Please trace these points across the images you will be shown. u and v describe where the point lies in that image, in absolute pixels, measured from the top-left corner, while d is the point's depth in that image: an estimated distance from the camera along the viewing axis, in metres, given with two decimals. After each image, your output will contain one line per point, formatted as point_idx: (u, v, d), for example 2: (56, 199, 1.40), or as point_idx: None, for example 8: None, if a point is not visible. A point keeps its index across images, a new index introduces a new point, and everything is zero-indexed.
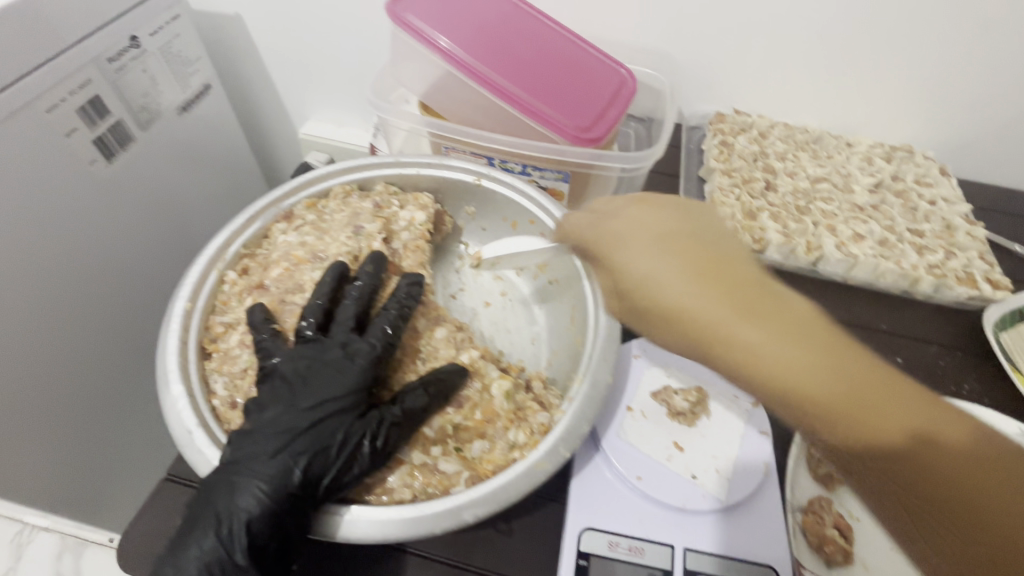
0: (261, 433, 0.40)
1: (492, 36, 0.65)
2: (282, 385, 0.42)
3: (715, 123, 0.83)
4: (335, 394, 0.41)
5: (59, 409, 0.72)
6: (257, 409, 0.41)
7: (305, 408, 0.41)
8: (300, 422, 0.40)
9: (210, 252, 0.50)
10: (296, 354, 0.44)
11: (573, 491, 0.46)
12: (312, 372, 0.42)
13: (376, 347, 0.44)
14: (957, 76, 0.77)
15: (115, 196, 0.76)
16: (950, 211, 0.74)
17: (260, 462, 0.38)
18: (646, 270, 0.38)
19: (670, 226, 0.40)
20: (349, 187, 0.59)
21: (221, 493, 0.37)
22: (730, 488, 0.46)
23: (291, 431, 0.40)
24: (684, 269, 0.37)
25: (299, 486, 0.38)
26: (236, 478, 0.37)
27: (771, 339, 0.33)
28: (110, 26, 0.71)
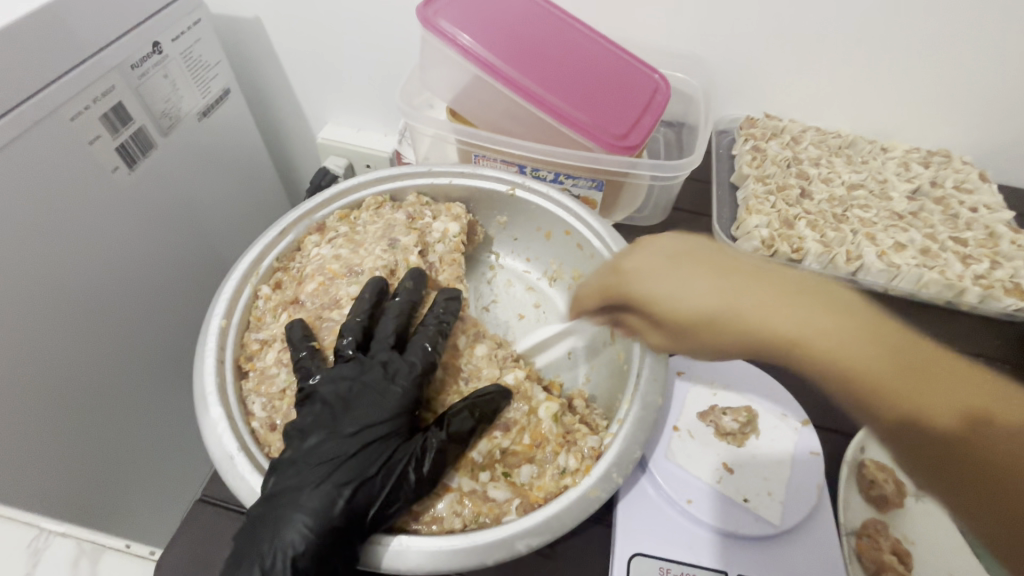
0: (303, 463, 0.38)
1: (524, 40, 0.63)
2: (323, 410, 0.41)
3: (746, 128, 0.81)
4: (379, 418, 0.40)
5: (91, 423, 0.71)
6: (299, 436, 0.40)
7: (348, 433, 0.39)
8: (344, 449, 0.39)
9: (243, 265, 0.49)
10: (334, 374, 0.42)
11: (619, 513, 0.45)
12: (354, 395, 0.41)
13: (417, 367, 0.43)
14: (999, 78, 0.74)
15: (138, 204, 0.75)
16: (992, 218, 0.72)
17: (305, 495, 0.37)
18: (686, 296, 0.40)
19: (692, 248, 0.43)
20: (381, 198, 0.58)
21: (266, 528, 0.36)
22: (785, 513, 0.44)
23: (335, 459, 0.38)
24: (719, 285, 0.39)
25: (346, 517, 0.36)
26: (281, 512, 0.36)
27: (822, 327, 0.36)
28: (133, 32, 0.70)
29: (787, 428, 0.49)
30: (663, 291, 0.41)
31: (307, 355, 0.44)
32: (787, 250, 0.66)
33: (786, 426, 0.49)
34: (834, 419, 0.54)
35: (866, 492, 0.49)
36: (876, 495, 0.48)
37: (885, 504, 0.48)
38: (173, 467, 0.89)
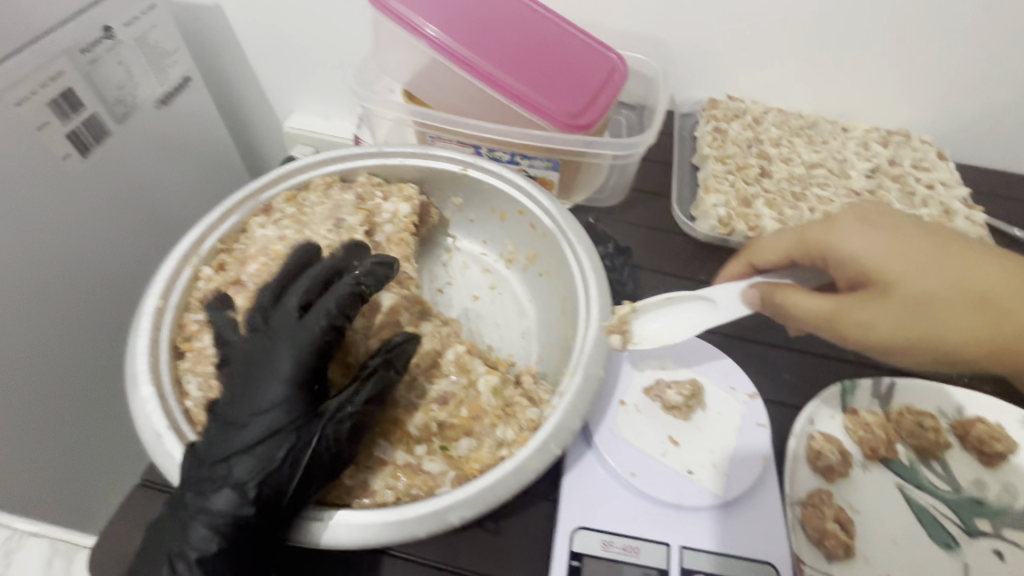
0: (204, 459, 0.37)
1: (478, 20, 0.63)
2: (225, 400, 0.39)
3: (708, 110, 0.81)
4: (274, 401, 0.38)
5: (34, 418, 0.69)
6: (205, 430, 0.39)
7: (247, 419, 0.38)
8: (243, 439, 0.37)
9: (184, 247, 0.48)
10: (245, 354, 0.41)
11: (564, 487, 0.45)
12: (252, 379, 0.39)
13: (312, 343, 0.40)
14: (953, 58, 0.75)
15: (90, 192, 0.74)
16: (948, 195, 0.73)
17: (211, 489, 0.36)
18: (930, 271, 0.42)
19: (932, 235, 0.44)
20: (330, 179, 0.57)
21: (178, 527, 0.36)
22: (728, 484, 0.45)
23: (236, 449, 0.37)
24: (964, 268, 0.42)
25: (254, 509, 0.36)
26: (186, 512, 0.36)
27: None
28: (81, 15, 0.69)
29: (736, 400, 0.49)
30: (909, 260, 0.43)
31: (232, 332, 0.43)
32: (743, 229, 0.66)
33: (734, 398, 0.50)
34: (783, 393, 0.54)
35: (814, 463, 0.49)
36: (823, 465, 0.48)
37: (831, 473, 0.48)
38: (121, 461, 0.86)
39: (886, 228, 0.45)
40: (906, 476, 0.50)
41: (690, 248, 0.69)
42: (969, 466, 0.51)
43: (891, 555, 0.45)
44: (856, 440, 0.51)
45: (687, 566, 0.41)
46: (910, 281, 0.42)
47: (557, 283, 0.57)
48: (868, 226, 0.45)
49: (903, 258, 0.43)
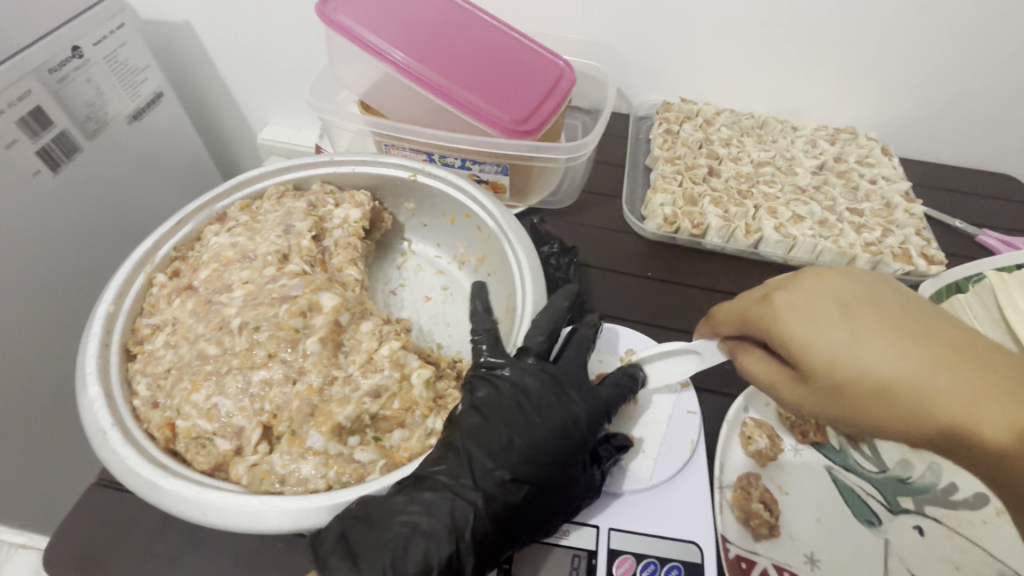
0: (480, 477, 0.42)
1: (426, 33, 0.66)
2: (495, 421, 0.44)
3: (661, 112, 0.84)
4: (558, 443, 0.44)
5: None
6: (472, 444, 0.43)
7: (531, 455, 0.43)
8: (521, 457, 0.43)
9: (138, 255, 0.51)
10: (540, 377, 0.47)
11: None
12: (537, 418, 0.45)
13: (598, 406, 0.47)
14: (893, 56, 0.78)
15: (62, 205, 0.76)
16: (890, 189, 0.75)
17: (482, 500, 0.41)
18: (853, 350, 0.35)
19: (859, 304, 0.37)
20: (283, 188, 0.60)
21: (434, 525, 0.39)
22: (656, 468, 0.47)
23: (510, 476, 0.42)
24: (902, 350, 0.35)
25: (514, 530, 0.41)
26: (458, 514, 0.40)
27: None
28: (49, 36, 0.71)
29: (668, 391, 0.52)
30: (828, 343, 0.36)
31: (496, 359, 0.48)
32: (688, 226, 0.68)
33: (667, 388, 0.53)
34: (721, 382, 0.56)
35: (745, 447, 0.51)
36: (753, 450, 0.51)
37: (761, 457, 0.50)
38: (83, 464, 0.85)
39: (812, 297, 0.38)
40: (835, 458, 0.52)
41: (639, 246, 0.71)
42: (896, 448, 0.53)
43: (816, 533, 0.47)
44: (788, 425, 0.53)
45: (613, 547, 0.44)
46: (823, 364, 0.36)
47: (502, 283, 0.60)
48: (800, 303, 0.38)
49: (821, 336, 0.36)
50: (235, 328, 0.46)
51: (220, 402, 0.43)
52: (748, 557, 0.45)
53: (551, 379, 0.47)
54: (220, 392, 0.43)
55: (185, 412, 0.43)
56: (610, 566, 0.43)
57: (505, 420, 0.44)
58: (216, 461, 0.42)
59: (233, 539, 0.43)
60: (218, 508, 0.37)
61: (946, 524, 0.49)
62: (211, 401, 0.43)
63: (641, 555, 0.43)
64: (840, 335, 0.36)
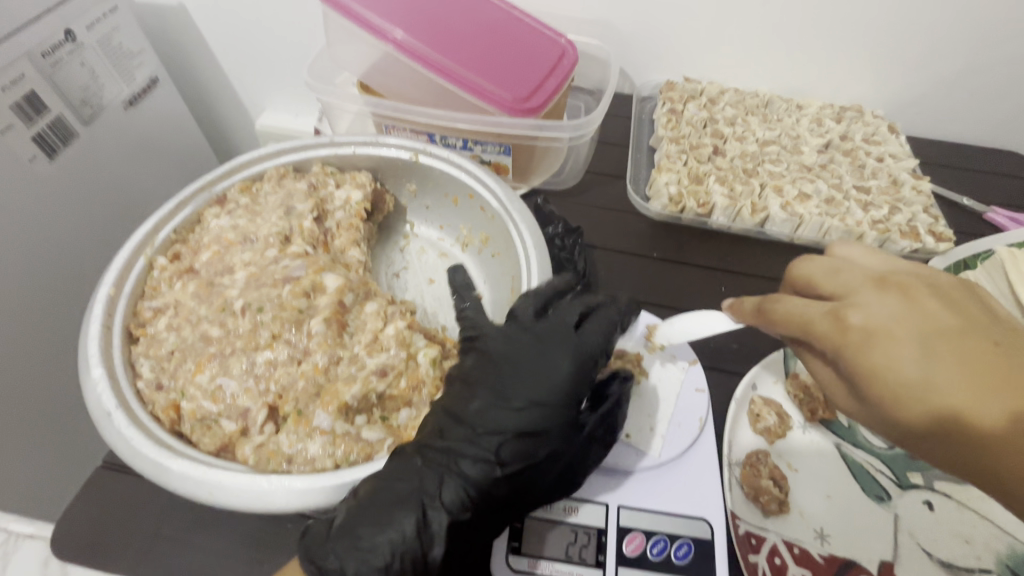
0: (459, 443, 0.41)
1: (425, 11, 0.64)
2: (475, 380, 0.44)
3: (665, 92, 0.82)
4: (541, 407, 0.43)
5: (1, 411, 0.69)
6: (472, 413, 0.42)
7: (515, 410, 0.42)
8: (508, 424, 0.42)
9: (138, 238, 0.50)
10: (518, 335, 0.46)
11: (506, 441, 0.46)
12: (518, 378, 0.44)
13: (590, 352, 0.46)
14: (901, 31, 0.76)
15: (59, 192, 0.75)
16: (897, 166, 0.75)
17: (455, 469, 0.41)
18: (905, 360, 0.33)
19: (937, 324, 0.33)
20: (284, 169, 0.59)
21: (402, 490, 0.39)
22: (664, 446, 0.47)
23: (489, 435, 0.42)
24: (997, 387, 0.31)
25: (501, 493, 0.41)
26: (428, 480, 0.40)
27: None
28: (41, 20, 0.70)
29: (676, 366, 0.52)
30: (887, 356, 0.33)
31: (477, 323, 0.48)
32: (693, 206, 0.68)
33: (675, 365, 0.52)
34: (728, 361, 0.55)
35: (754, 425, 0.51)
36: (762, 427, 0.50)
37: (769, 434, 0.50)
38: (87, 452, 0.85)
39: (886, 309, 0.35)
40: (843, 435, 0.51)
41: (643, 227, 0.70)
42: None
43: (824, 509, 0.47)
44: (796, 403, 0.52)
45: (623, 525, 0.43)
46: (873, 375, 0.34)
47: (507, 262, 0.60)
48: (881, 322, 0.34)
49: (879, 347, 0.34)
50: (237, 310, 0.45)
51: (225, 383, 0.43)
52: (757, 532, 0.45)
53: (537, 339, 0.46)
54: (224, 373, 0.43)
55: (189, 394, 0.42)
56: (621, 543, 0.43)
57: (493, 387, 0.43)
58: (222, 442, 0.41)
59: (241, 520, 0.43)
60: (226, 488, 0.37)
61: (956, 499, 0.48)
62: (215, 382, 0.43)
63: (652, 531, 0.43)
64: (898, 349, 0.33)
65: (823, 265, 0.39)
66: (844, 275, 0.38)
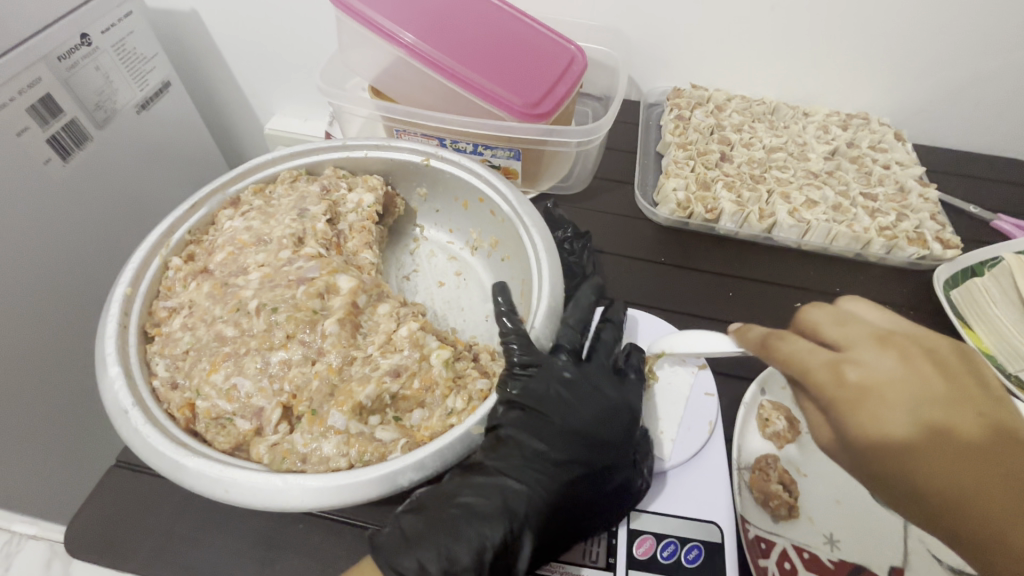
0: (537, 463, 0.43)
1: (437, 17, 0.65)
2: (545, 409, 0.45)
3: (672, 99, 0.83)
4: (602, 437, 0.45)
5: (14, 409, 0.69)
6: (542, 437, 0.44)
7: (584, 441, 0.45)
8: (579, 451, 0.45)
9: (153, 238, 0.51)
10: (565, 369, 0.48)
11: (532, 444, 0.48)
12: (581, 407, 0.46)
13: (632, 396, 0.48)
14: (907, 39, 0.77)
15: (73, 194, 0.76)
16: (904, 173, 0.75)
17: (537, 486, 0.43)
18: (884, 416, 0.32)
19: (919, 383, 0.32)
20: (296, 172, 0.60)
21: (487, 506, 0.40)
22: (672, 449, 0.47)
23: (565, 462, 0.44)
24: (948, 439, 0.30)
25: (575, 514, 0.42)
26: (513, 497, 0.41)
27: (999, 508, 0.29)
28: (58, 23, 0.71)
29: (685, 371, 0.52)
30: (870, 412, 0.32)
31: (531, 353, 0.47)
32: (701, 211, 0.68)
33: (684, 369, 0.53)
34: (738, 366, 0.56)
35: (762, 430, 0.51)
36: (770, 432, 0.50)
37: (778, 438, 0.50)
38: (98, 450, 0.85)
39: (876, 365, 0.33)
40: None
41: (651, 232, 0.71)
42: None
43: (835, 514, 0.47)
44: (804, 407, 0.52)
45: (634, 527, 0.43)
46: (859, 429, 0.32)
47: (517, 265, 0.60)
48: (876, 380, 0.33)
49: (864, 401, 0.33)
50: (252, 311, 0.46)
51: (240, 382, 0.43)
52: (768, 537, 0.45)
53: (586, 375, 0.48)
54: (239, 372, 0.43)
55: (204, 393, 0.43)
56: (631, 547, 0.43)
57: (560, 414, 0.46)
58: (236, 441, 0.42)
59: (255, 519, 0.43)
60: (241, 485, 0.37)
61: None
62: (230, 382, 0.43)
63: (662, 535, 0.43)
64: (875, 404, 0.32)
65: (831, 313, 0.38)
66: (847, 327, 0.36)
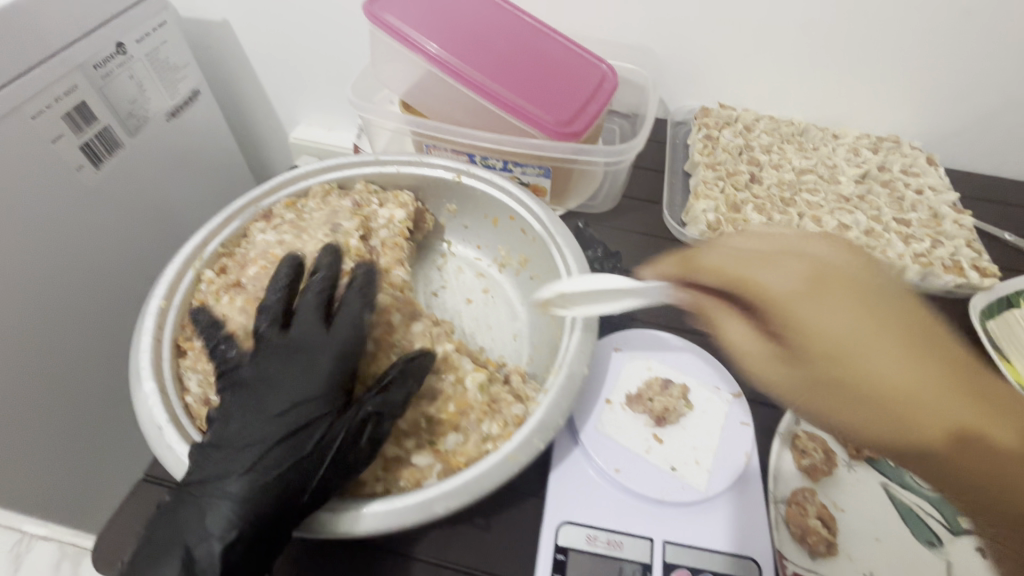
0: (230, 460, 0.40)
1: (471, 34, 0.65)
2: (252, 393, 0.43)
3: (700, 117, 0.82)
4: (293, 406, 0.41)
5: (40, 415, 0.69)
6: (233, 429, 0.41)
7: (273, 415, 0.41)
8: (272, 430, 0.41)
9: (187, 251, 0.51)
10: (261, 357, 0.44)
11: (553, 466, 0.47)
12: (271, 386, 0.43)
13: (337, 346, 0.44)
14: (941, 64, 0.76)
15: (103, 201, 0.76)
16: (937, 199, 0.74)
17: (222, 491, 0.38)
18: (835, 310, 0.31)
19: (845, 278, 0.33)
20: (328, 186, 0.60)
21: (167, 536, 0.37)
22: (710, 480, 0.46)
23: (248, 450, 0.40)
24: (886, 330, 0.31)
25: (273, 499, 0.38)
26: (189, 514, 0.38)
27: (967, 407, 0.29)
28: (95, 34, 0.72)
29: (719, 399, 0.51)
30: (820, 308, 0.32)
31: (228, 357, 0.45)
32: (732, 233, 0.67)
33: (718, 398, 0.51)
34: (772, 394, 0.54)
35: (799, 462, 0.48)
36: (806, 464, 0.48)
37: (814, 471, 0.48)
38: (123, 455, 0.86)
39: (807, 259, 0.34)
40: (892, 475, 0.49)
41: None
42: None
43: (880, 555, 0.45)
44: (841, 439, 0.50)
45: (669, 561, 0.42)
46: (799, 329, 0.32)
47: (546, 286, 0.60)
48: (813, 273, 0.33)
49: (806, 298, 0.32)
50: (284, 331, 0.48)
51: None
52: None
53: (288, 349, 0.44)
54: None
55: None
56: None
57: (250, 399, 0.42)
58: None
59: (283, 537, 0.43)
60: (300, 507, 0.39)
61: None
62: None
63: (699, 570, 0.42)
64: (816, 300, 0.32)
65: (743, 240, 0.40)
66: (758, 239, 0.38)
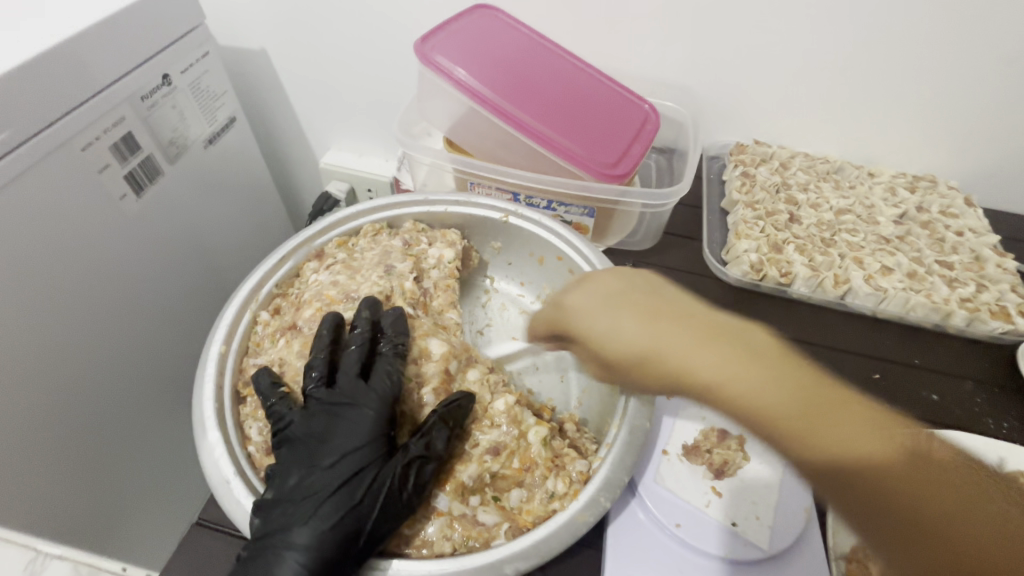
0: (290, 512, 0.40)
1: (517, 75, 0.66)
2: (304, 447, 0.43)
3: (736, 154, 0.83)
4: (344, 457, 0.42)
5: (84, 446, 0.69)
6: (291, 484, 0.41)
7: (326, 467, 0.42)
8: (329, 482, 0.41)
9: (244, 293, 0.51)
10: (308, 412, 0.44)
11: (610, 519, 0.46)
12: (321, 441, 0.43)
13: (381, 398, 0.44)
14: (981, 105, 0.76)
15: (144, 229, 0.77)
16: (978, 241, 0.73)
17: (287, 544, 0.39)
18: (602, 312, 0.45)
19: (629, 291, 0.46)
20: (379, 226, 0.60)
21: None
22: (772, 537, 0.45)
23: (309, 501, 0.40)
24: (645, 320, 0.43)
25: (336, 551, 0.38)
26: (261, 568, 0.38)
27: (729, 365, 0.38)
28: (145, 67, 0.73)
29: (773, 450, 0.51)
30: (593, 312, 0.46)
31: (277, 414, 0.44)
32: (775, 274, 0.68)
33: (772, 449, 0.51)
34: None
35: None
36: None
37: None
38: (163, 484, 0.85)
39: (598, 283, 0.48)
40: None
41: (722, 292, 0.70)
42: None
43: None
44: None
45: None
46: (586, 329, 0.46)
47: None
48: (597, 289, 0.47)
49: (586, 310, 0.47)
50: None
51: None
52: None
53: (333, 404, 0.44)
54: None
55: None
56: None
57: (302, 452, 0.43)
58: None
59: None
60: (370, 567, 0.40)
61: None
62: None
63: None
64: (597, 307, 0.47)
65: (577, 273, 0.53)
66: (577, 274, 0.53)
